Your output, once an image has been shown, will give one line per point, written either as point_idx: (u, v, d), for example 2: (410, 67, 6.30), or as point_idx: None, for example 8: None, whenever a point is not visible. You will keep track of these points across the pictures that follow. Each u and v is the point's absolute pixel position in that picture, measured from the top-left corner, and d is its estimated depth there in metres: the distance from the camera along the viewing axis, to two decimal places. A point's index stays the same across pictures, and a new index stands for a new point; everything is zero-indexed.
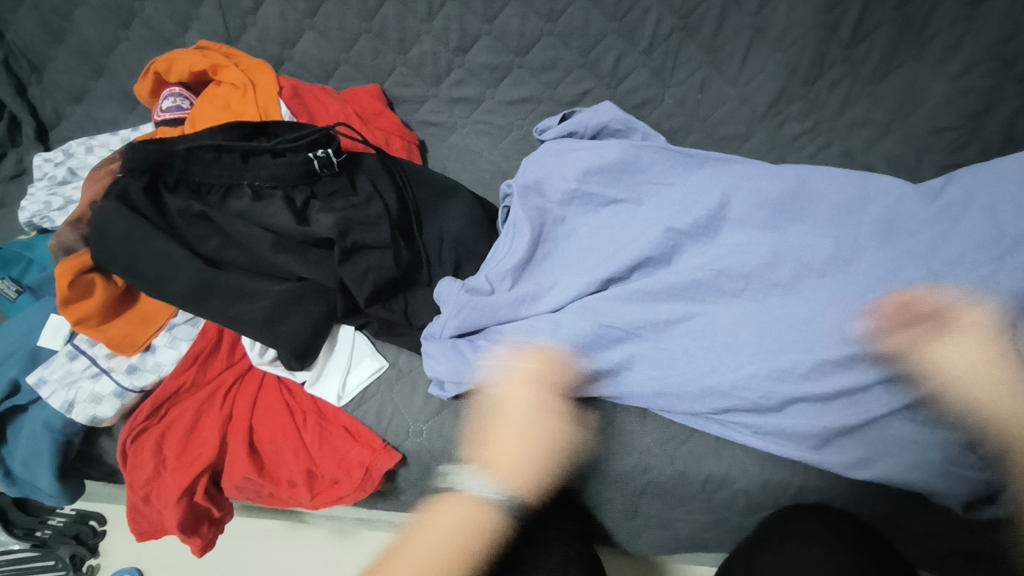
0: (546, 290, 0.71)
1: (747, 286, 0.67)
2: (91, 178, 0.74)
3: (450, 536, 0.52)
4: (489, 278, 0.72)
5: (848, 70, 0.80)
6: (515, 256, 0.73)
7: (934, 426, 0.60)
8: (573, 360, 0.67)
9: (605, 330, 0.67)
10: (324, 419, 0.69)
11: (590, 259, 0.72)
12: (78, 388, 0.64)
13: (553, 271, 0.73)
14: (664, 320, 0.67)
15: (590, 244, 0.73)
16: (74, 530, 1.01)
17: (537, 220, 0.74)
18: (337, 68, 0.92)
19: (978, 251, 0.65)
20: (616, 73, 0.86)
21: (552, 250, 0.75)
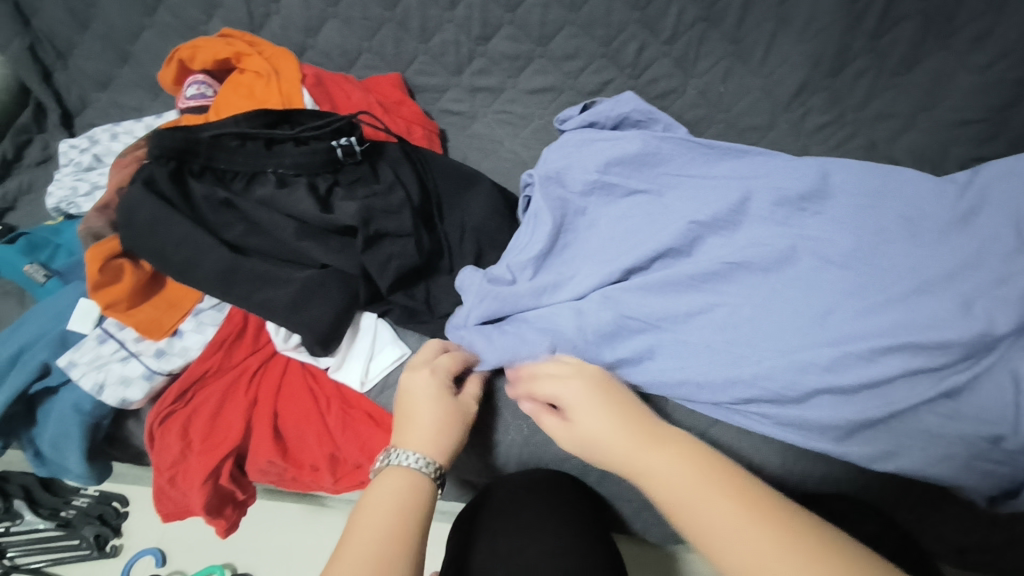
0: (568, 282, 0.71)
1: (769, 280, 0.67)
2: (118, 165, 0.75)
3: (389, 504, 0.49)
4: (511, 271, 0.72)
5: (872, 61, 0.78)
6: (538, 248, 0.73)
7: (962, 420, 0.59)
8: (596, 350, 0.67)
9: (629, 322, 0.67)
10: (347, 405, 0.70)
11: (611, 251, 0.72)
12: (108, 371, 0.66)
13: (575, 262, 0.73)
14: (686, 313, 0.67)
15: (611, 236, 0.73)
16: (97, 511, 1.03)
17: (559, 211, 0.74)
18: (359, 57, 0.92)
19: (998, 245, 0.65)
20: (638, 63, 0.85)
21: (573, 243, 0.75)
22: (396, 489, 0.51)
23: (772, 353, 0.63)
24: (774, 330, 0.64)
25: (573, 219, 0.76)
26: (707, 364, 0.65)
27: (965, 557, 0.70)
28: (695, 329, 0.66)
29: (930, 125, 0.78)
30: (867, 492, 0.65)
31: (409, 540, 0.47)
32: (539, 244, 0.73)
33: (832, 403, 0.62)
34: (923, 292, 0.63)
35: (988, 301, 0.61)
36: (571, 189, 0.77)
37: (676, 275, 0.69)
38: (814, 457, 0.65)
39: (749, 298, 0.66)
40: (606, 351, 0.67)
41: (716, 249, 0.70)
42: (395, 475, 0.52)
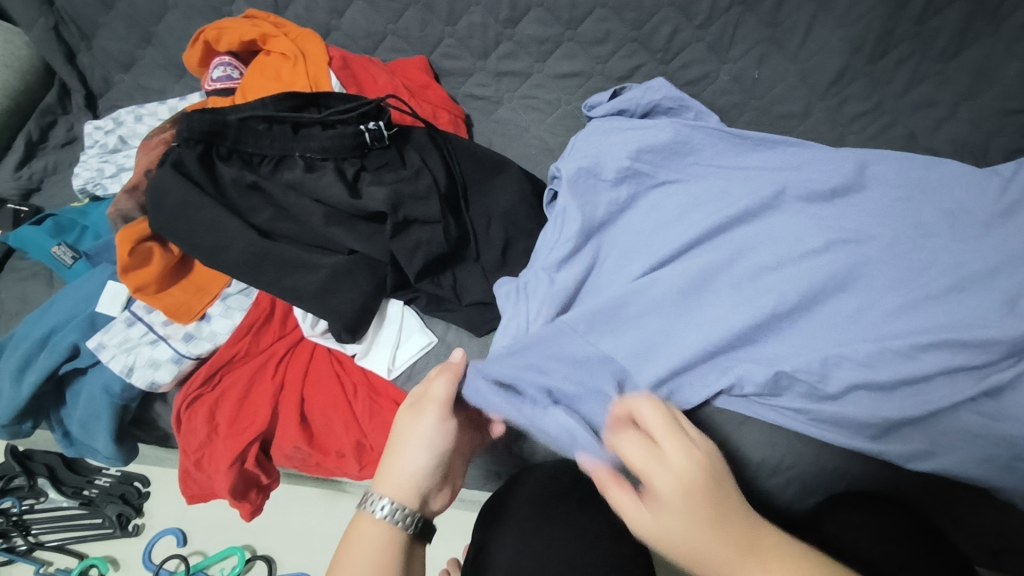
0: (596, 288, 0.70)
1: (812, 272, 0.64)
2: (144, 147, 0.75)
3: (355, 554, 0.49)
4: (537, 286, 0.69)
5: (916, 47, 0.76)
6: (563, 253, 0.70)
7: (1005, 420, 0.57)
8: (633, 348, 0.65)
9: (661, 327, 0.65)
10: (375, 392, 0.69)
11: (644, 250, 0.70)
12: (138, 354, 0.66)
13: (604, 265, 0.71)
14: (725, 315, 0.64)
15: (639, 232, 0.71)
16: (120, 491, 1.04)
17: (586, 211, 0.71)
18: (384, 39, 0.90)
19: None
20: (670, 47, 0.83)
21: (602, 242, 0.73)
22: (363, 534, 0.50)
23: (806, 347, 0.63)
24: (807, 324, 0.64)
25: (600, 214, 0.72)
26: (741, 357, 0.64)
27: (998, 557, 0.69)
28: (732, 329, 0.63)
29: (974, 115, 0.76)
30: (902, 490, 0.64)
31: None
32: (563, 245, 0.70)
33: (868, 399, 0.61)
34: (964, 290, 0.62)
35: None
36: (599, 176, 0.74)
37: (708, 267, 0.66)
38: (849, 454, 0.63)
39: (787, 290, 0.63)
40: (646, 347, 0.65)
41: (750, 240, 0.68)
42: (362, 520, 0.51)
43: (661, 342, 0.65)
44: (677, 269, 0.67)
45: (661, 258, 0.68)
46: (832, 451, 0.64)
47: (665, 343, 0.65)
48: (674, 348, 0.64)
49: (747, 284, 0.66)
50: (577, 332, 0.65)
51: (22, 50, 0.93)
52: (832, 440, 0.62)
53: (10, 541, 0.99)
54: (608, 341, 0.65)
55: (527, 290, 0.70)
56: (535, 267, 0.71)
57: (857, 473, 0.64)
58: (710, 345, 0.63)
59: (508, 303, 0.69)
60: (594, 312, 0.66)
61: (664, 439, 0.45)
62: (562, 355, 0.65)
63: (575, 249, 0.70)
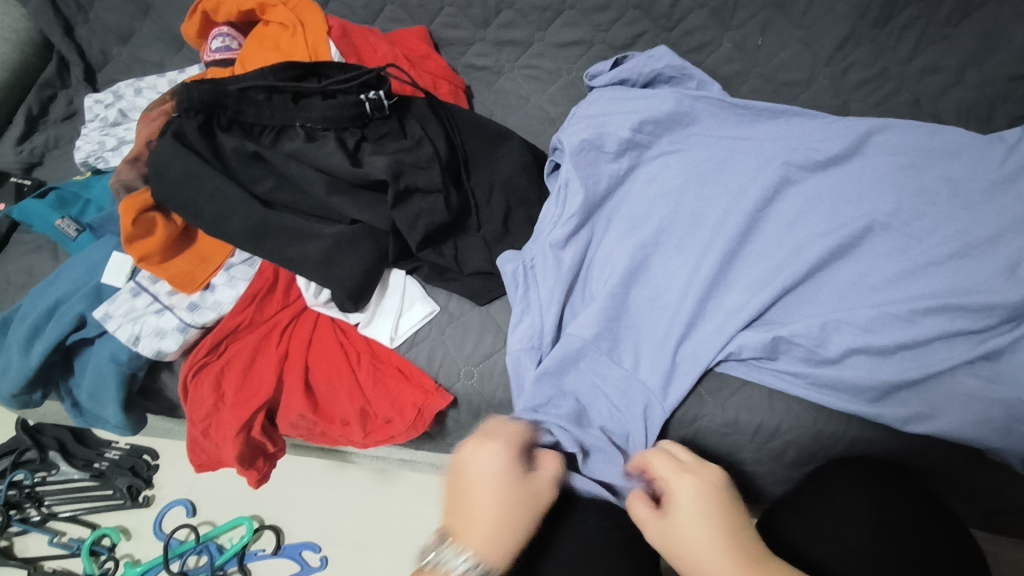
0: (602, 277, 0.68)
1: (817, 246, 0.64)
2: (145, 119, 0.75)
3: None
4: (542, 276, 0.68)
5: (923, 10, 0.75)
6: (568, 241, 0.69)
7: (1007, 384, 0.58)
8: (635, 324, 0.66)
9: (670, 328, 0.65)
10: (378, 359, 0.70)
11: (645, 231, 0.68)
12: (144, 323, 0.66)
13: (609, 252, 0.69)
14: (734, 305, 0.65)
15: (639, 211, 0.70)
16: (129, 463, 1.06)
17: (589, 187, 0.70)
18: (383, 9, 0.89)
19: None
20: (673, 14, 0.82)
21: (605, 222, 0.71)
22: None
23: (802, 311, 0.64)
24: (806, 290, 0.64)
25: (602, 188, 0.72)
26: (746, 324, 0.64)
27: (991, 519, 0.70)
28: (736, 311, 0.64)
29: (980, 80, 0.75)
30: (898, 454, 0.65)
31: None
32: (563, 228, 0.69)
33: (867, 363, 0.61)
34: (966, 256, 0.62)
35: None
36: (599, 148, 0.73)
37: (721, 260, 0.66)
38: (846, 418, 0.64)
39: (787, 262, 0.65)
40: (649, 321, 0.66)
41: (759, 217, 0.67)
42: None
43: (665, 339, 0.65)
44: (685, 265, 0.67)
45: (667, 251, 0.68)
46: (830, 415, 0.64)
47: (675, 335, 0.65)
48: (683, 340, 0.65)
49: (752, 263, 0.66)
50: (589, 336, 0.65)
51: (20, 23, 0.93)
52: (831, 405, 0.63)
53: (23, 512, 1.01)
54: (616, 336, 0.66)
55: (530, 275, 0.69)
56: (538, 246, 0.70)
57: (856, 437, 0.65)
58: (718, 336, 0.64)
59: (513, 301, 0.69)
60: (602, 314, 0.65)
61: (676, 445, 0.53)
62: (575, 359, 0.65)
63: (577, 229, 0.69)
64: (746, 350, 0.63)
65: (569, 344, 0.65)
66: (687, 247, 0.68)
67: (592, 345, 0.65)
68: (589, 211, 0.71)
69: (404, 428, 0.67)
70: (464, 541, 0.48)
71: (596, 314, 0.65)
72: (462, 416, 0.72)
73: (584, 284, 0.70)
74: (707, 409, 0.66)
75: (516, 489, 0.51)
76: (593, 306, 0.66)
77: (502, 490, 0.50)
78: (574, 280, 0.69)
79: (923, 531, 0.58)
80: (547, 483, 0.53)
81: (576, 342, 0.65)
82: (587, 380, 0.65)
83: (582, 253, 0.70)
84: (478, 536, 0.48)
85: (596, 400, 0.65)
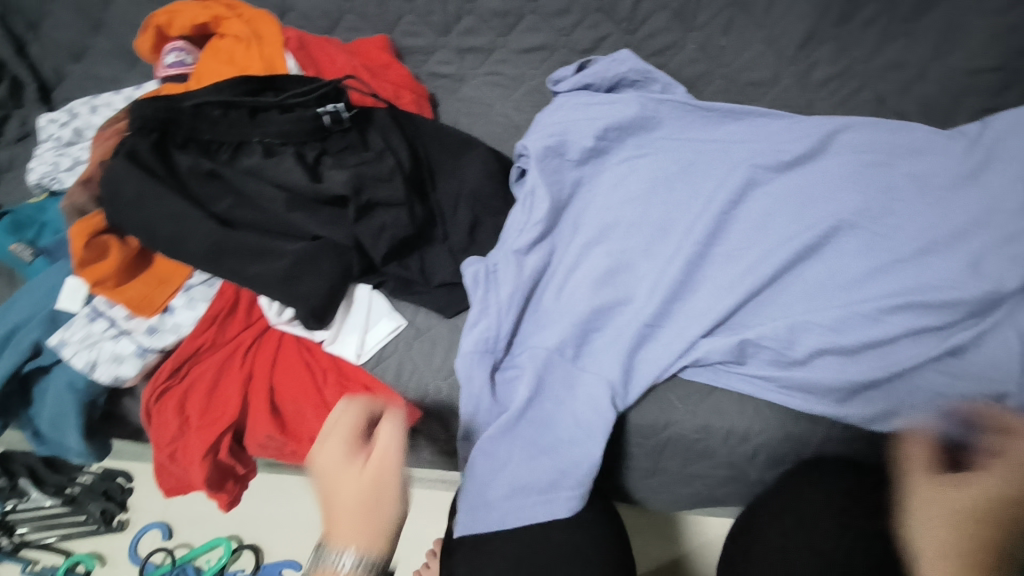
0: (571, 282, 0.68)
1: (783, 248, 0.65)
2: (98, 138, 0.73)
3: None
4: (507, 281, 0.67)
5: (883, 7, 0.75)
6: (534, 247, 0.69)
7: (968, 379, 0.58)
8: (598, 328, 0.66)
9: (641, 332, 0.65)
10: (345, 377, 0.69)
11: (611, 235, 0.69)
12: (100, 349, 0.65)
13: (575, 257, 0.69)
14: (704, 307, 0.64)
15: (604, 216, 0.70)
16: (102, 488, 1.03)
17: (555, 193, 0.71)
18: (343, 18, 0.88)
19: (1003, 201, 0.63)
20: (635, 16, 0.82)
21: (570, 226, 0.71)
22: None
23: (769, 312, 0.64)
24: (772, 292, 0.64)
25: (568, 195, 0.72)
26: (716, 328, 0.64)
27: None
28: (705, 313, 0.64)
29: (943, 74, 0.75)
30: (864, 450, 0.65)
31: None
32: (531, 234, 0.69)
33: (835, 363, 0.61)
34: (928, 253, 0.62)
35: (996, 264, 0.60)
36: (561, 154, 0.73)
37: (690, 263, 0.66)
38: (815, 420, 0.64)
39: (756, 265, 0.65)
40: (614, 325, 0.66)
41: (725, 222, 0.68)
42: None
43: (634, 344, 0.65)
44: (652, 269, 0.67)
45: (636, 255, 0.68)
46: (800, 417, 0.64)
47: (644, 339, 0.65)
48: (653, 344, 0.65)
49: (719, 269, 0.66)
50: (558, 341, 0.65)
51: None
52: (801, 407, 0.62)
53: None
54: (586, 341, 0.66)
55: (494, 280, 0.68)
56: (504, 252, 0.69)
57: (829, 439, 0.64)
58: (689, 339, 0.64)
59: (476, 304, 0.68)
60: (570, 320, 0.65)
61: None
62: (543, 364, 0.64)
63: (543, 240, 0.70)
64: (715, 354, 0.63)
65: (537, 349, 0.65)
66: (655, 250, 0.68)
67: (562, 351, 0.65)
68: (555, 220, 0.71)
69: None
70: (337, 538, 0.49)
71: (563, 318, 0.66)
72: (433, 431, 0.71)
73: (548, 288, 0.69)
74: (678, 416, 0.65)
75: (357, 477, 0.50)
76: (559, 311, 0.67)
77: (341, 486, 0.50)
78: (540, 286, 0.69)
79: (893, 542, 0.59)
80: (395, 443, 0.52)
81: (546, 347, 0.65)
82: (554, 386, 0.64)
83: (548, 258, 0.69)
84: (348, 531, 0.49)
85: (561, 405, 0.64)
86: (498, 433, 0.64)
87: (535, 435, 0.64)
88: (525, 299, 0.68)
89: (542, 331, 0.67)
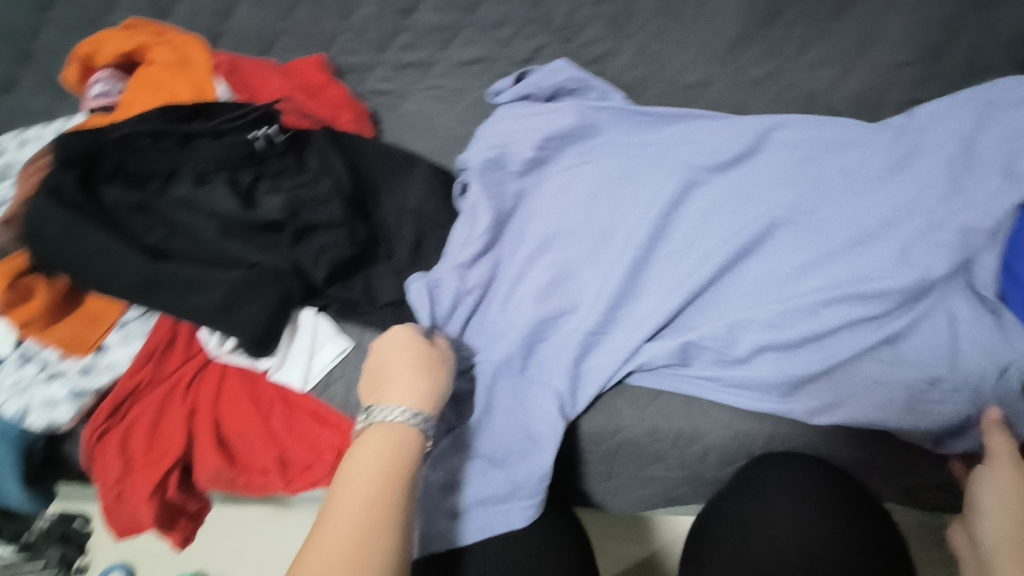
0: (515, 294, 0.67)
1: (723, 249, 0.65)
2: (24, 174, 0.71)
3: (374, 477, 0.46)
4: (449, 296, 0.67)
5: (805, 10, 0.78)
6: (477, 259, 0.69)
7: (901, 364, 0.60)
8: (543, 341, 0.66)
9: (587, 340, 0.65)
10: (291, 406, 0.68)
11: (552, 242, 0.69)
12: (31, 394, 0.64)
13: (518, 267, 0.68)
14: (647, 311, 0.65)
15: (546, 225, 0.70)
16: (60, 531, 0.99)
17: (496, 204, 0.70)
18: (277, 39, 0.87)
19: (928, 190, 0.64)
20: (570, 24, 0.83)
21: (515, 236, 0.71)
22: (378, 441, 0.49)
23: (709, 311, 0.65)
24: (712, 291, 0.65)
25: (510, 204, 0.72)
26: (659, 331, 0.65)
27: (913, 495, 0.72)
28: (647, 316, 0.65)
29: (867, 69, 0.77)
30: (816, 444, 0.66)
31: (393, 509, 0.44)
32: (473, 246, 0.69)
33: (776, 359, 0.62)
34: (862, 244, 0.64)
35: (921, 250, 0.62)
36: (500, 165, 0.72)
37: (631, 267, 0.66)
38: (761, 416, 0.64)
39: (696, 266, 0.65)
40: (559, 336, 0.66)
41: (665, 226, 0.68)
42: (378, 433, 0.49)
43: (578, 352, 0.65)
44: (595, 276, 0.67)
45: (579, 263, 0.68)
46: (747, 413, 0.65)
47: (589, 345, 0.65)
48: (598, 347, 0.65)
49: (659, 269, 0.67)
50: (504, 353, 0.65)
51: None
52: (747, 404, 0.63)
53: None
54: (531, 352, 0.66)
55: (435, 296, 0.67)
56: (446, 266, 0.68)
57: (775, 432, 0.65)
58: (633, 341, 0.64)
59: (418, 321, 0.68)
60: (517, 331, 0.66)
61: None
62: (488, 375, 0.65)
63: (487, 249, 0.70)
64: (658, 356, 0.64)
65: (484, 361, 0.65)
66: (597, 257, 0.68)
67: (510, 364, 0.65)
68: (499, 231, 0.70)
69: (326, 472, 0.65)
70: (389, 395, 0.52)
71: (507, 329, 0.66)
72: None
73: (493, 300, 0.68)
74: (627, 420, 0.65)
75: (419, 352, 0.57)
76: (504, 323, 0.66)
77: (405, 355, 0.56)
78: (483, 297, 0.68)
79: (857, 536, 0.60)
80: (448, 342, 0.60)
81: (494, 359, 0.65)
82: (504, 399, 0.65)
83: (492, 269, 0.69)
84: (402, 390, 0.53)
85: (510, 418, 0.64)
86: (450, 448, 0.64)
87: (487, 447, 0.64)
88: (466, 312, 0.67)
89: (489, 344, 0.67)
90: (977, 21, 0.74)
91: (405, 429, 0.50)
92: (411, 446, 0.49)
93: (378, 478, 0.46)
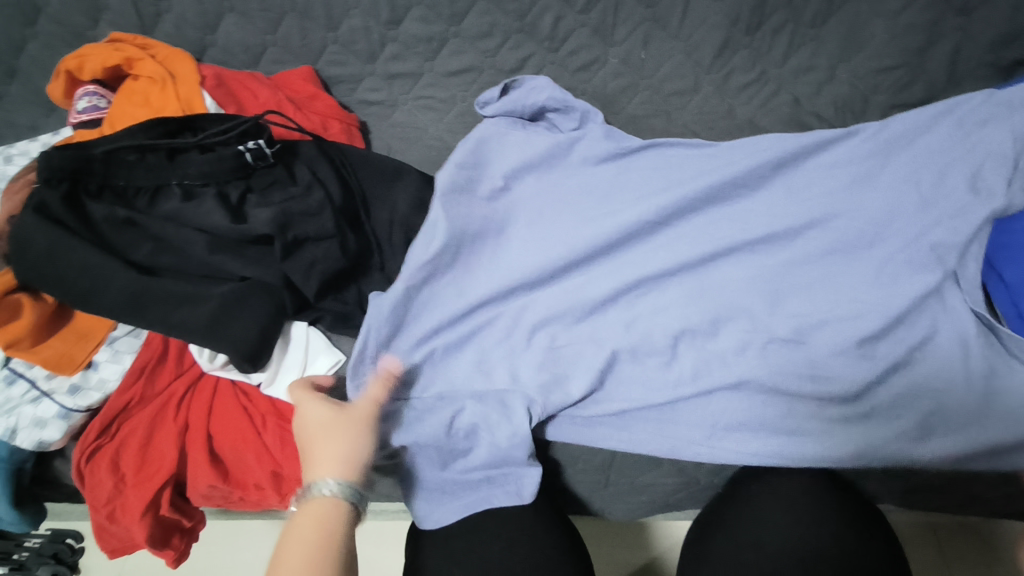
0: (495, 310, 0.69)
1: (695, 267, 0.69)
2: (8, 191, 0.70)
3: (310, 551, 0.48)
4: (430, 311, 0.69)
5: (789, 16, 0.78)
6: (450, 278, 0.70)
7: (878, 361, 0.61)
8: (517, 363, 0.67)
9: (569, 347, 0.67)
10: (285, 420, 0.67)
11: (529, 262, 0.70)
12: (19, 414, 0.62)
13: (497, 283, 0.69)
14: (628, 323, 0.68)
15: (519, 248, 0.71)
16: (51, 550, 0.97)
17: (457, 225, 0.70)
18: (265, 52, 0.87)
19: (899, 200, 0.68)
20: (556, 35, 0.83)
21: (482, 259, 0.72)
22: (306, 524, 0.50)
23: (697, 316, 0.66)
24: (701, 301, 0.67)
25: (478, 226, 0.72)
26: (638, 337, 0.67)
27: (909, 497, 0.72)
28: (631, 325, 0.67)
29: (851, 75, 0.79)
30: None
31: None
32: (444, 265, 0.70)
33: (762, 376, 0.62)
34: (834, 253, 0.67)
35: (897, 265, 0.65)
36: (460, 186, 0.72)
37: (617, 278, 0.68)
38: None
39: (677, 280, 0.69)
40: (535, 357, 0.67)
41: (642, 239, 0.71)
42: (313, 507, 0.51)
43: (561, 359, 0.67)
44: (579, 289, 0.69)
45: (565, 279, 0.70)
46: None
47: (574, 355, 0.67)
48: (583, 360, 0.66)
49: (648, 286, 0.69)
50: (487, 366, 0.67)
51: None
52: (745, 416, 0.63)
53: None
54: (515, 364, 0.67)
55: (414, 311, 0.69)
56: (403, 278, 0.68)
57: (781, 452, 0.62)
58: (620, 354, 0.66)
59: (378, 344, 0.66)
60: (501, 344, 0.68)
61: None
62: (472, 388, 0.66)
63: (461, 272, 0.71)
64: (640, 363, 0.66)
65: (462, 371, 0.67)
66: (579, 273, 0.70)
67: (491, 374, 0.66)
68: (471, 253, 0.71)
69: None
70: (318, 469, 0.53)
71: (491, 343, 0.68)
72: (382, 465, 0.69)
73: (471, 319, 0.69)
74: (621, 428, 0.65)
75: (345, 417, 0.57)
76: (487, 337, 0.68)
77: (336, 422, 0.56)
78: (460, 317, 0.69)
79: (862, 536, 0.59)
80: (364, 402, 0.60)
81: (472, 370, 0.67)
82: (476, 417, 0.64)
83: (459, 289, 0.70)
84: (331, 461, 0.54)
85: (492, 428, 0.63)
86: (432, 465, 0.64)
87: (468, 460, 0.64)
88: (444, 329, 0.68)
89: (470, 362, 0.67)
90: (957, 25, 0.74)
91: (333, 507, 0.51)
92: (340, 518, 0.51)
93: (315, 561, 0.48)
